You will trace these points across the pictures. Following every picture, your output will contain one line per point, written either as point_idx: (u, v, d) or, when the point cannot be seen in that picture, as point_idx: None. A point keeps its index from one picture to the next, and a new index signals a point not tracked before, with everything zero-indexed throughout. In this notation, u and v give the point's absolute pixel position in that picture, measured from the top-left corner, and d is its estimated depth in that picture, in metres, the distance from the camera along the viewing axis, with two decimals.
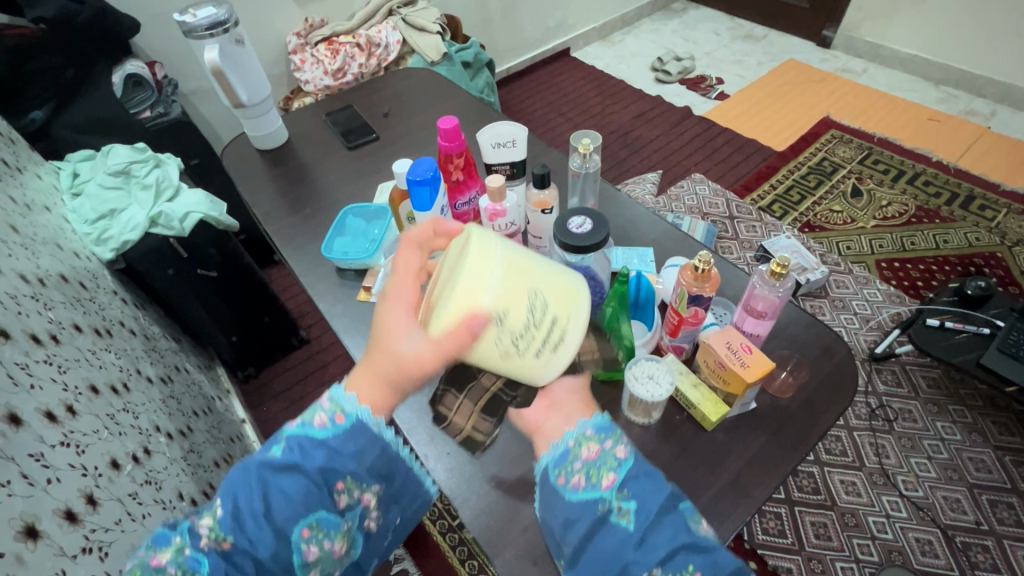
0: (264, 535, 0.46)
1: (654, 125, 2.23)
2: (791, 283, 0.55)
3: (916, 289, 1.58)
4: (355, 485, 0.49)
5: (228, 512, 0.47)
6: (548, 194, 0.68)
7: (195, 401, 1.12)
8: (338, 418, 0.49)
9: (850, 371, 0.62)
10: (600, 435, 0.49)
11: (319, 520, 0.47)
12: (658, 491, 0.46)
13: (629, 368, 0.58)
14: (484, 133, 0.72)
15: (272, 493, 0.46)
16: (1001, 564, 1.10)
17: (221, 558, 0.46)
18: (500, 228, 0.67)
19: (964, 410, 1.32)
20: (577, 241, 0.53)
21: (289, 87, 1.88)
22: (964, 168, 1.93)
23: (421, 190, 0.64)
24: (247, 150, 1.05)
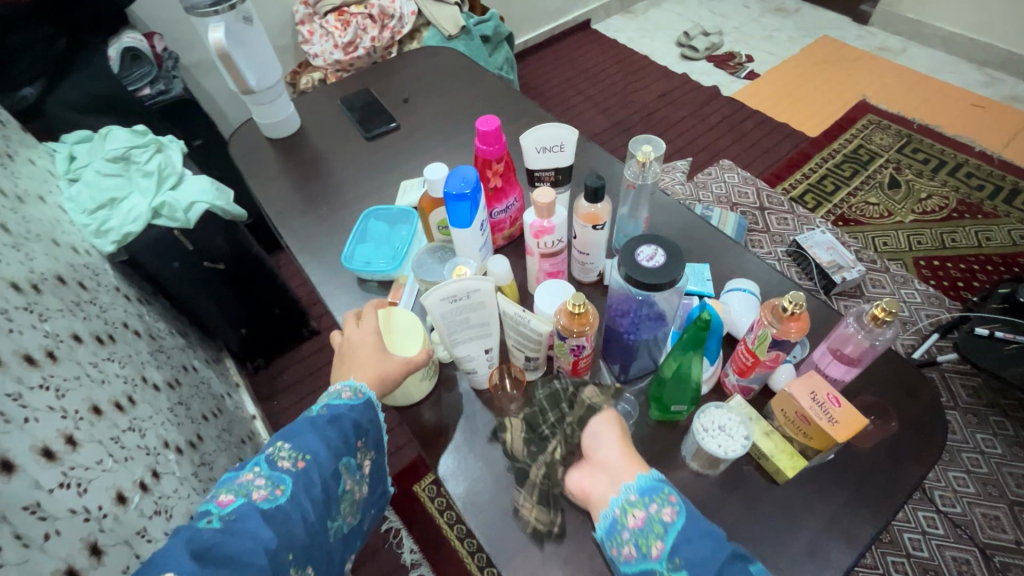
0: (328, 457, 0.52)
1: (680, 106, 2.11)
2: (893, 330, 0.47)
3: (957, 291, 1.50)
4: (370, 443, 0.58)
5: (297, 442, 0.52)
6: (600, 208, 0.60)
7: (204, 403, 1.07)
8: (357, 394, 0.57)
9: (936, 417, 0.56)
10: (643, 498, 0.46)
11: (351, 462, 0.55)
12: (714, 554, 0.41)
13: (697, 419, 0.51)
14: (529, 135, 0.62)
15: (330, 427, 0.54)
16: None
17: (298, 473, 0.50)
18: (546, 246, 0.60)
19: (1006, 421, 1.25)
20: (650, 277, 0.46)
21: (296, 61, 1.76)
22: (1009, 159, 1.82)
23: (460, 204, 0.55)
24: (256, 139, 0.97)
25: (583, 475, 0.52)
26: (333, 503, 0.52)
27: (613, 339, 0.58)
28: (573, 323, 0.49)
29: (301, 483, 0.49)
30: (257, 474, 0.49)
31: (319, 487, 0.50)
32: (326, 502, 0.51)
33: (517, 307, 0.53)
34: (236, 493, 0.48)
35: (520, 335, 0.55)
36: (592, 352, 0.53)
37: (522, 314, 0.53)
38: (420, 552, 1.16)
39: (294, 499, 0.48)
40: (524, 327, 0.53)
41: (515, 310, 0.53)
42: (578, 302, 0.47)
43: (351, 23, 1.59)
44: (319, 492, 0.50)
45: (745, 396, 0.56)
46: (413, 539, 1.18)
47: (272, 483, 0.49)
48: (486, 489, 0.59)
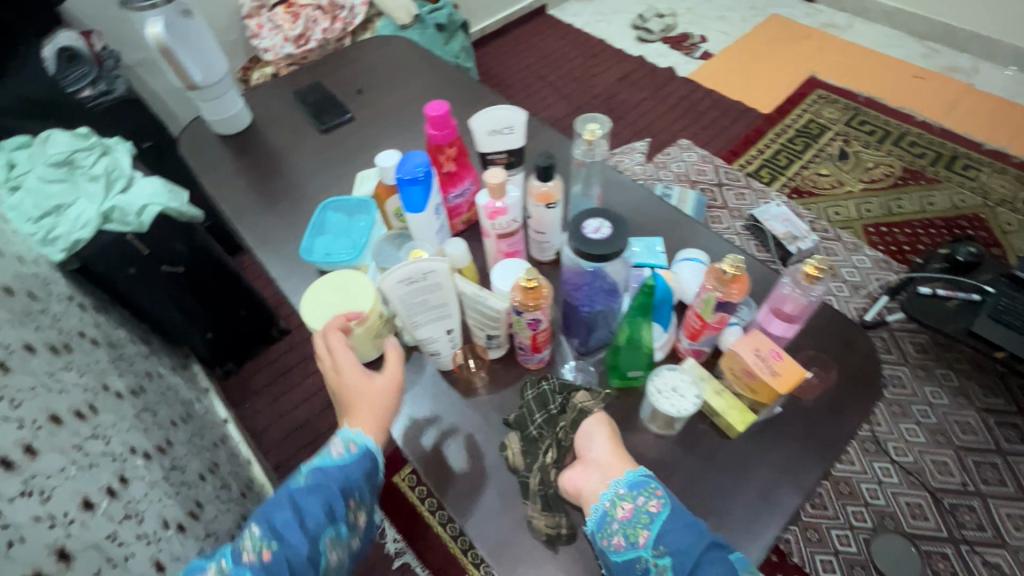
0: (300, 542, 0.51)
1: (638, 88, 2.15)
2: (825, 286, 0.51)
3: (904, 254, 1.58)
4: (357, 503, 0.57)
5: (267, 526, 0.52)
6: (552, 187, 0.62)
7: (172, 409, 1.05)
8: (349, 449, 0.57)
9: (874, 365, 0.60)
10: (631, 491, 0.49)
11: (336, 532, 0.54)
12: (696, 543, 0.45)
13: (652, 383, 0.53)
14: (478, 118, 0.64)
15: (303, 507, 0.53)
16: (985, 523, 1.14)
17: (263, 566, 0.50)
18: (501, 226, 0.61)
19: (951, 373, 1.34)
20: (596, 249, 0.48)
21: (246, 56, 1.72)
22: (948, 127, 1.91)
23: (413, 190, 0.56)
24: (207, 136, 0.95)
25: (576, 473, 0.53)
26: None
27: (571, 312, 0.61)
28: (529, 297, 0.50)
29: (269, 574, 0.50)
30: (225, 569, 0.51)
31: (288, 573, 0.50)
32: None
33: (475, 287, 0.55)
34: None
35: (480, 314, 0.56)
36: (550, 325, 0.55)
37: (480, 293, 0.55)
38: (403, 540, 1.17)
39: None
40: (481, 305, 0.55)
41: (472, 289, 0.55)
42: (531, 275, 0.49)
43: (300, 15, 1.56)
44: None
45: (697, 359, 0.59)
46: (395, 529, 1.19)
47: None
48: (458, 465, 0.61)
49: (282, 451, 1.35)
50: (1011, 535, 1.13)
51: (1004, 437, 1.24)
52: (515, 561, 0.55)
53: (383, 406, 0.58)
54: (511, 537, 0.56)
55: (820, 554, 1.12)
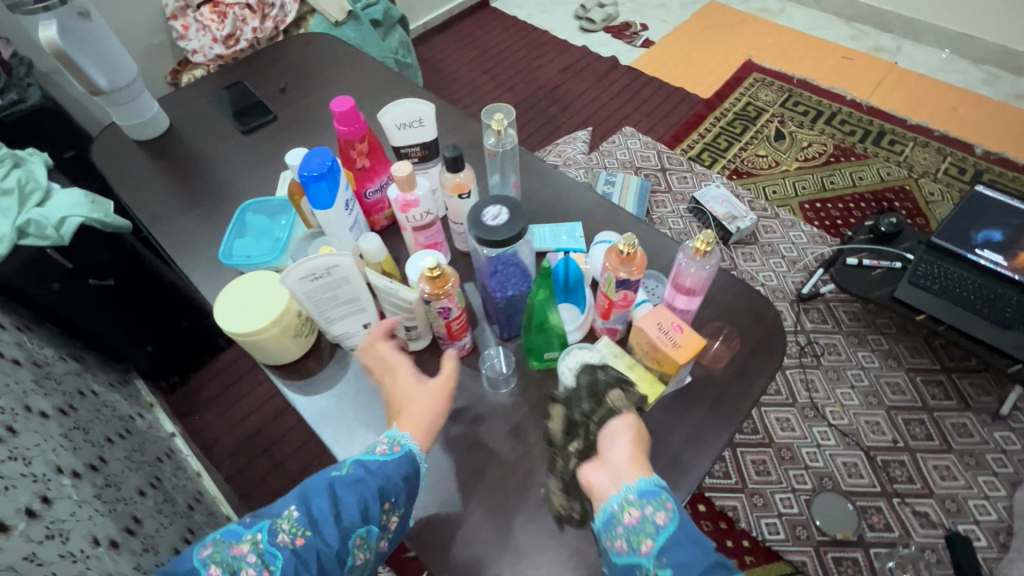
0: (333, 534, 0.49)
1: (582, 78, 2.17)
2: (717, 258, 0.53)
3: (836, 228, 1.65)
4: (394, 506, 0.53)
5: (306, 513, 0.50)
6: (464, 177, 0.63)
7: (108, 426, 1.02)
8: (394, 447, 0.54)
9: (777, 332, 0.63)
10: (641, 499, 0.47)
11: (368, 533, 0.51)
12: (700, 562, 0.43)
13: (562, 361, 0.59)
14: (387, 112, 0.64)
15: (341, 497, 0.51)
16: (915, 475, 1.22)
17: (293, 555, 0.48)
18: (416, 219, 0.61)
19: (881, 338, 1.41)
20: (493, 235, 0.49)
21: (174, 59, 1.66)
22: (875, 105, 2.00)
23: (319, 186, 0.56)
24: (122, 142, 0.92)
25: (592, 466, 0.50)
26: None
27: (490, 302, 0.62)
28: (435, 287, 0.51)
29: (298, 564, 0.47)
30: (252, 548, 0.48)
31: (313, 569, 0.48)
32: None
33: (385, 279, 0.55)
34: (225, 567, 0.48)
35: (395, 306, 0.57)
36: (462, 312, 0.56)
37: (391, 285, 0.55)
38: None
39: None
40: (395, 297, 0.55)
41: (383, 282, 0.55)
42: (434, 265, 0.50)
43: (228, 15, 1.52)
44: (315, 574, 0.48)
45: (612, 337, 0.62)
46: None
47: (262, 561, 0.47)
48: None
49: (235, 461, 1.33)
50: (938, 484, 1.20)
51: (930, 394, 1.32)
52: (441, 543, 0.57)
53: (432, 405, 0.57)
54: (437, 522, 0.58)
55: (765, 518, 1.17)
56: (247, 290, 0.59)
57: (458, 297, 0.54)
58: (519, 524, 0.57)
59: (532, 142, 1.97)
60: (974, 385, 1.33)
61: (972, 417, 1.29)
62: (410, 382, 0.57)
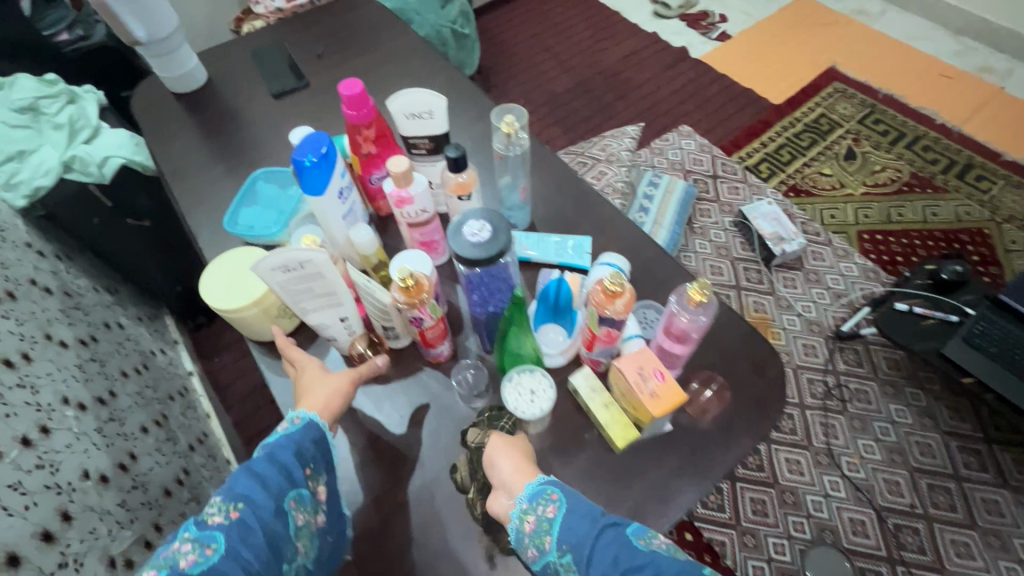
0: (264, 498, 0.51)
1: (646, 67, 2.06)
2: (713, 307, 0.48)
3: (894, 265, 1.52)
4: (313, 468, 0.56)
5: (229, 493, 0.51)
6: (467, 177, 0.60)
7: (126, 360, 1.07)
8: (295, 420, 0.57)
9: (777, 393, 0.58)
10: (531, 504, 0.49)
11: (299, 495, 0.53)
12: (589, 532, 0.46)
13: (516, 374, 0.56)
14: (394, 101, 0.61)
15: (259, 467, 0.53)
16: (927, 546, 1.13)
17: (230, 526, 0.48)
18: (410, 216, 0.60)
19: (920, 393, 1.30)
20: (467, 254, 0.47)
21: (239, 7, 1.68)
22: (968, 133, 1.80)
23: (312, 173, 0.54)
24: (162, 92, 0.94)
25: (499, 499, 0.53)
26: (284, 546, 0.50)
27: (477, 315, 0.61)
28: (411, 296, 0.50)
29: (236, 534, 0.48)
30: (184, 540, 0.47)
31: (258, 531, 0.49)
32: (273, 548, 0.49)
33: (366, 278, 0.55)
34: (160, 567, 0.46)
35: (374, 306, 0.57)
36: (436, 323, 0.55)
37: (370, 285, 0.55)
38: None
39: (228, 554, 0.47)
40: (373, 296, 0.55)
41: (363, 280, 0.55)
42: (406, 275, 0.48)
43: None
44: (257, 538, 0.48)
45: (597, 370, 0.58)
46: None
47: (201, 543, 0.47)
48: (345, 451, 0.64)
49: (243, 407, 1.39)
50: (951, 561, 1.12)
51: (964, 463, 1.21)
52: (386, 548, 0.58)
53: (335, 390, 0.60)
54: (391, 528, 0.59)
55: (753, 560, 1.12)
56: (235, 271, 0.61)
57: (433, 308, 0.53)
58: (469, 546, 0.58)
59: (582, 130, 1.89)
60: (1016, 462, 1.21)
61: (1007, 495, 1.18)
62: (318, 371, 0.62)
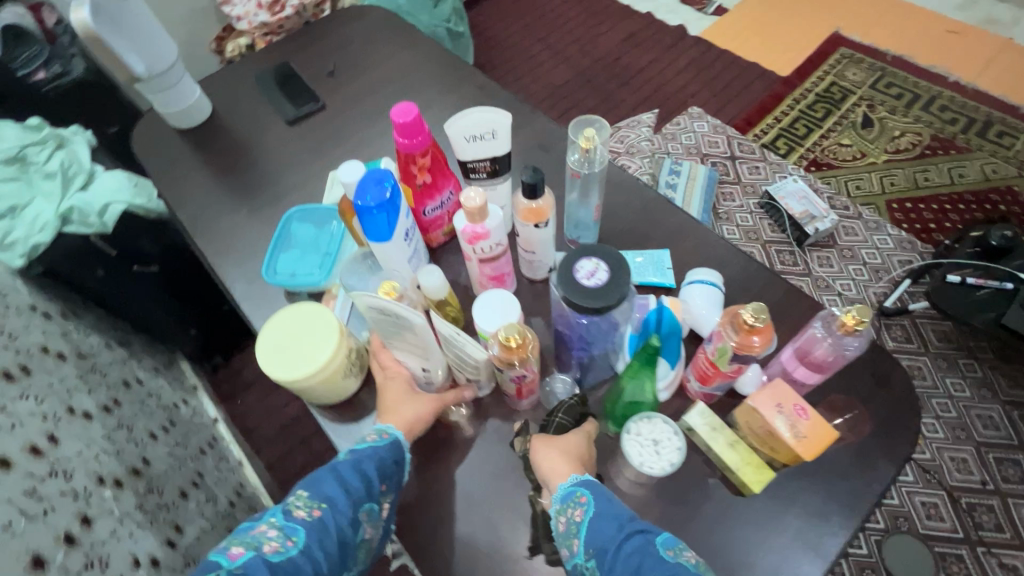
0: (345, 506, 0.50)
1: (645, 49, 1.99)
2: (867, 336, 0.43)
3: (929, 233, 1.47)
4: (388, 488, 0.55)
5: (316, 490, 0.51)
6: (543, 203, 0.54)
7: (152, 419, 1.00)
8: (383, 435, 0.56)
9: (909, 411, 0.53)
10: (562, 505, 0.49)
11: (371, 510, 0.52)
12: (616, 535, 0.44)
13: (632, 423, 0.51)
14: (455, 124, 0.55)
15: (346, 472, 0.52)
16: (1004, 523, 1.10)
17: (311, 525, 0.48)
18: (484, 253, 0.54)
19: (975, 363, 1.26)
20: (591, 299, 0.46)
21: (219, 23, 1.58)
22: (983, 89, 1.75)
23: (376, 217, 0.49)
24: (163, 129, 0.85)
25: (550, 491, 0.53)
26: (351, 552, 0.50)
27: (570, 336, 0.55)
28: (513, 355, 0.47)
29: (316, 534, 0.48)
30: (271, 524, 0.47)
31: (334, 538, 0.48)
32: (341, 556, 0.49)
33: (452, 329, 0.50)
34: (247, 545, 0.46)
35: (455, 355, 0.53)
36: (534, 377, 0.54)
37: (457, 335, 0.50)
38: None
39: (305, 551, 0.46)
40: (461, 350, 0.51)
41: (449, 330, 0.50)
42: (513, 334, 0.46)
43: None
44: (332, 545, 0.48)
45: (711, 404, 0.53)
46: None
47: (284, 533, 0.47)
48: (432, 518, 0.58)
49: (275, 448, 1.32)
50: None
51: None
52: None
53: (423, 411, 0.58)
54: None
55: None
56: (292, 334, 0.54)
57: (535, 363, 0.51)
58: None
59: None
60: None
61: None
62: (403, 389, 0.59)
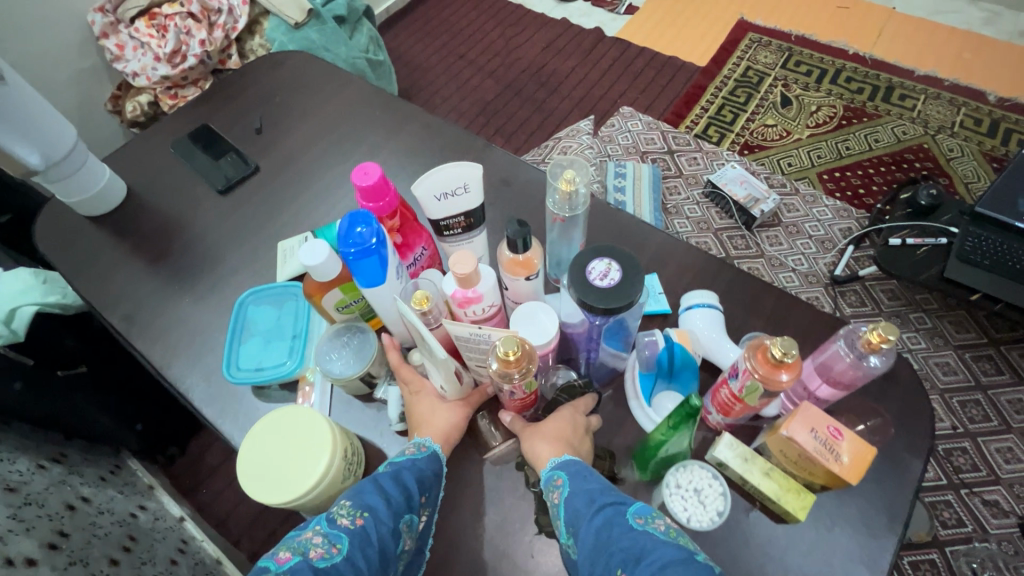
0: (388, 514, 0.47)
1: (567, 55, 2.00)
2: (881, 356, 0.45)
3: (860, 199, 1.56)
4: (425, 501, 0.53)
5: (358, 497, 0.47)
6: (531, 253, 0.53)
7: (111, 538, 0.88)
8: (420, 448, 0.54)
9: (914, 406, 0.55)
10: (547, 488, 0.51)
11: (410, 520, 0.50)
12: (590, 506, 0.46)
13: (671, 475, 0.49)
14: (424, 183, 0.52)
15: (387, 481, 0.50)
16: (979, 462, 1.17)
17: (357, 533, 0.45)
18: (475, 317, 0.54)
19: (924, 315, 1.34)
20: (606, 302, 0.49)
21: (114, 82, 1.44)
22: (880, 57, 1.89)
23: (368, 262, 0.49)
24: (74, 221, 0.75)
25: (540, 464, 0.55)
26: (391, 564, 0.47)
27: (580, 328, 0.57)
28: (512, 369, 0.47)
29: (362, 544, 0.44)
30: (316, 531, 0.44)
31: (376, 546, 0.45)
32: (383, 565, 0.46)
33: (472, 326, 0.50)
34: (293, 550, 0.42)
35: (479, 353, 0.53)
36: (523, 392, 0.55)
37: (480, 331, 0.49)
38: None
39: (350, 559, 0.43)
40: (481, 344, 0.51)
41: (469, 330, 0.49)
42: (511, 347, 0.46)
43: (168, 28, 1.30)
44: (376, 554, 0.45)
45: (731, 431, 0.53)
46: None
47: (329, 540, 0.43)
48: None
49: (254, 535, 1.21)
50: (1004, 469, 1.15)
51: (982, 371, 1.26)
52: None
53: (455, 421, 0.57)
54: None
55: None
56: (279, 446, 0.49)
57: (527, 384, 0.52)
58: None
59: (525, 134, 1.81)
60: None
61: None
62: (431, 400, 0.57)
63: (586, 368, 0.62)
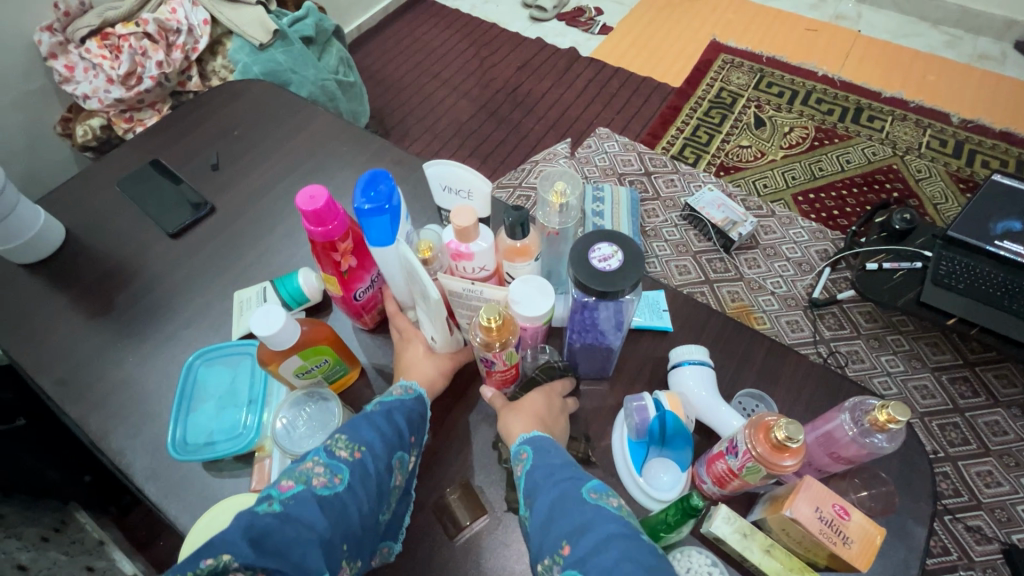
0: (383, 449, 0.48)
1: (542, 75, 1.98)
2: (884, 441, 0.48)
3: (835, 220, 1.57)
4: (416, 439, 0.54)
5: (354, 433, 0.48)
6: (529, 241, 0.56)
7: None
8: (408, 390, 0.55)
9: (908, 467, 0.56)
10: (518, 458, 0.50)
11: (403, 457, 0.51)
12: (555, 472, 0.46)
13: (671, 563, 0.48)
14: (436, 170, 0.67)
15: (378, 419, 0.50)
16: (961, 486, 1.17)
17: (356, 464, 0.45)
18: (467, 273, 0.55)
19: (901, 338, 1.34)
20: (604, 282, 0.49)
21: (64, 105, 1.35)
22: (848, 79, 1.92)
23: (380, 221, 0.51)
24: (6, 272, 0.68)
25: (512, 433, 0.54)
26: (386, 497, 0.48)
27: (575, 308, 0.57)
28: (493, 338, 0.50)
29: (360, 474, 0.45)
30: (316, 461, 0.44)
31: (375, 479, 0.46)
32: (379, 497, 0.46)
33: (466, 282, 0.52)
34: (295, 479, 0.43)
35: (470, 310, 0.55)
36: (504, 363, 0.56)
37: (473, 287, 0.52)
38: None
39: (350, 489, 0.43)
40: (477, 297, 0.53)
41: (464, 284, 0.52)
42: (494, 316, 0.48)
43: (122, 48, 1.23)
44: (373, 485, 0.45)
45: (727, 502, 0.53)
46: None
47: (330, 471, 0.44)
48: None
49: None
50: (985, 493, 1.16)
51: (959, 394, 1.27)
52: None
53: (439, 371, 0.59)
54: None
55: None
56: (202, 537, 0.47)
57: (507, 354, 0.53)
58: None
59: (502, 156, 1.77)
60: (997, 377, 1.29)
61: (1003, 413, 1.25)
62: (422, 349, 0.60)
63: (570, 354, 0.63)
